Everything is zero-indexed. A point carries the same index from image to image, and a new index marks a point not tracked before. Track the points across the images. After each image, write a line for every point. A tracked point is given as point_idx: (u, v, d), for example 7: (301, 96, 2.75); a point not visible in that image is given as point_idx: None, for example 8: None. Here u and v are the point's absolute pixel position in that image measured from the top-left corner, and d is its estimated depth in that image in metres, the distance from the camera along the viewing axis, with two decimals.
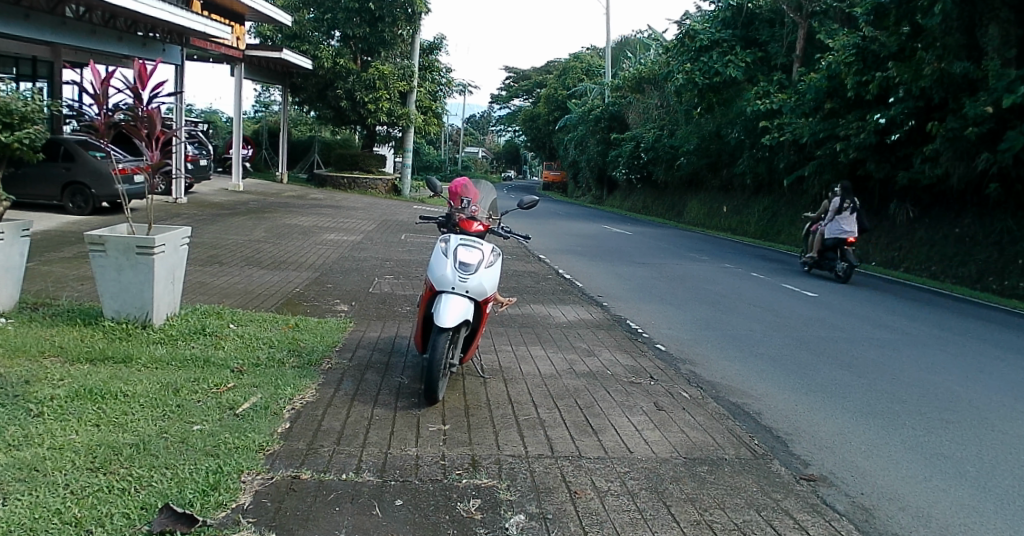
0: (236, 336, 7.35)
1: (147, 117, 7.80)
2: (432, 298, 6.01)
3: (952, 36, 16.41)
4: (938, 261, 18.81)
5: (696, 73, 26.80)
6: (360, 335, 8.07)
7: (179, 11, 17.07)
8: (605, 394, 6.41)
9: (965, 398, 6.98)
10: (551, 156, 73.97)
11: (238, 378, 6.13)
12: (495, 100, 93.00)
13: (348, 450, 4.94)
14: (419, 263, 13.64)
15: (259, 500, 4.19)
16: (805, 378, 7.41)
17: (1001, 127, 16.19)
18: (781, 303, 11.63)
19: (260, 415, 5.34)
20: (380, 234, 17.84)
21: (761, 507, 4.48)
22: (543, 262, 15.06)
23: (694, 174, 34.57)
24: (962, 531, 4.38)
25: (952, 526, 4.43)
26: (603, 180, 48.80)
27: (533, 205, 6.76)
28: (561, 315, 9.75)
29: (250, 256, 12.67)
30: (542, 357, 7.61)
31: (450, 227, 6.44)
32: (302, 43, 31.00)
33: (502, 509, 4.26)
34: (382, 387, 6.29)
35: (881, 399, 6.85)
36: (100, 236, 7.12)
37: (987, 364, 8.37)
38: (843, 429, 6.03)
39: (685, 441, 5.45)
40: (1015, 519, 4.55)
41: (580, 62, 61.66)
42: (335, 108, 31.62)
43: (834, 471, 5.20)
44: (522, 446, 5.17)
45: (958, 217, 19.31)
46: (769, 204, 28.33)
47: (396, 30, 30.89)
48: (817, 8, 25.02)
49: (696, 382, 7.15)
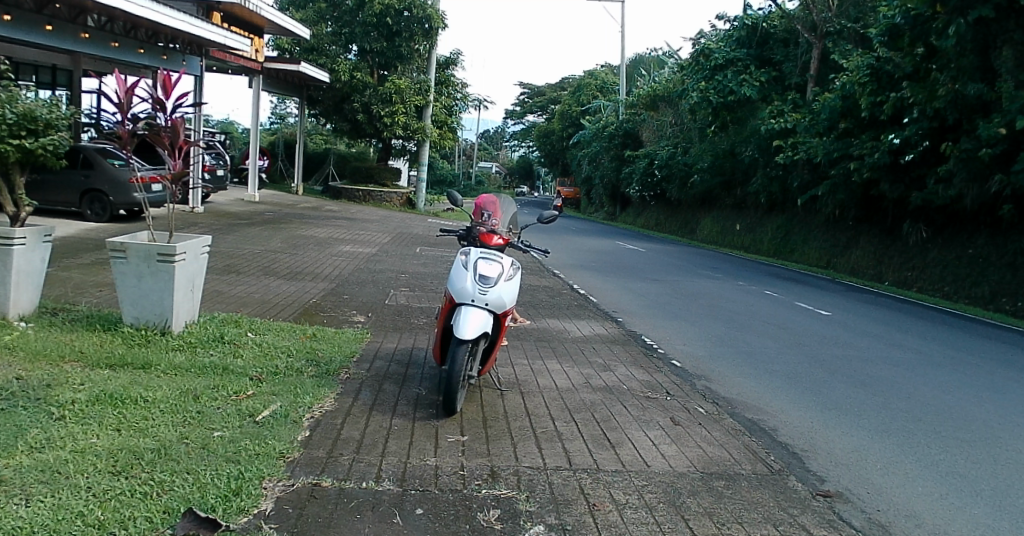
0: (254, 345, 7.41)
1: (171, 126, 7.90)
2: (452, 310, 6.04)
3: (967, 57, 16.32)
4: (950, 282, 18.82)
5: (711, 91, 27.12)
6: (378, 346, 8.12)
7: (201, 23, 17.22)
8: (622, 409, 6.43)
9: (979, 417, 6.97)
10: (565, 173, 74.08)
11: (257, 386, 6.18)
12: (509, 115, 93.35)
13: (368, 459, 4.97)
14: (434, 275, 13.72)
15: (281, 506, 4.24)
16: (822, 397, 7.39)
17: (1013, 148, 16.20)
18: (794, 320, 11.62)
19: (279, 423, 5.39)
20: (395, 246, 17.90)
21: (779, 522, 4.50)
22: (556, 277, 15.13)
23: (708, 192, 34.52)
24: None
25: None
26: (617, 196, 48.85)
27: (554, 219, 6.77)
28: (577, 330, 9.78)
29: (267, 266, 12.76)
30: (559, 370, 7.62)
31: (471, 239, 6.50)
32: (319, 56, 31.29)
33: (521, 519, 4.29)
34: (400, 398, 6.32)
35: (897, 417, 6.84)
36: (121, 243, 7.18)
37: (1003, 384, 8.35)
38: (859, 447, 6.03)
39: (702, 456, 5.47)
40: None
41: (595, 79, 61.83)
42: (351, 121, 31.99)
43: (849, 487, 5.22)
44: (540, 458, 5.20)
45: (972, 238, 19.32)
46: (782, 223, 28.35)
47: (413, 45, 31.15)
48: (832, 28, 25.09)
49: (712, 397, 7.17)
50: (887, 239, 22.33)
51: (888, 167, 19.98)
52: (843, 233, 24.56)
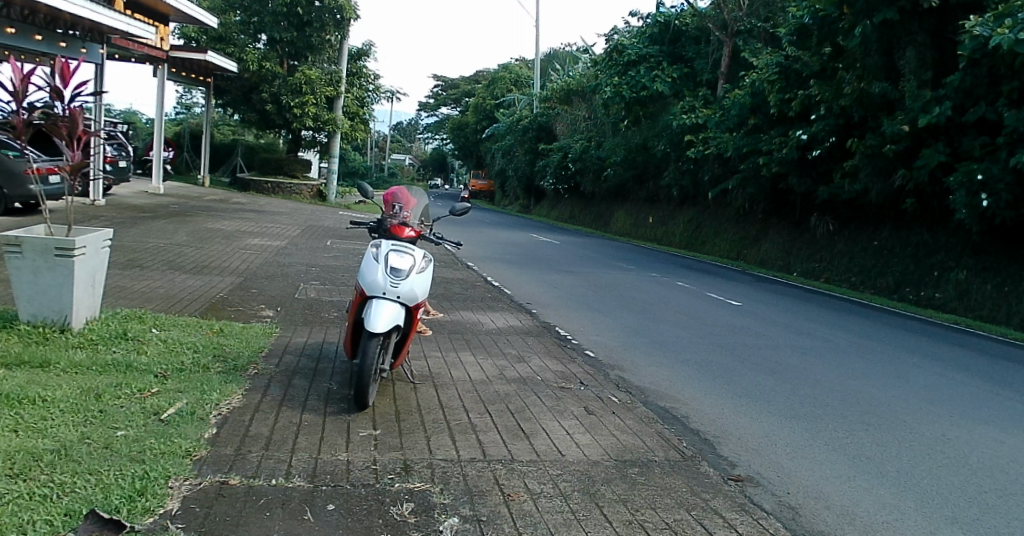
0: (159, 341, 7.17)
1: (68, 116, 7.51)
2: (363, 303, 5.97)
3: (872, 57, 17.16)
4: (857, 273, 19.72)
5: (625, 87, 27.67)
6: (287, 340, 7.97)
7: (102, 9, 16.48)
8: (537, 400, 6.48)
9: (880, 401, 7.33)
10: (479, 166, 74.12)
11: (162, 384, 5.98)
12: (424, 108, 92.82)
13: (277, 456, 4.88)
14: (346, 268, 13.53)
15: (188, 506, 4.12)
16: (733, 384, 7.63)
17: (917, 145, 16.71)
18: (705, 311, 11.94)
19: (185, 421, 5.23)
20: (306, 239, 17.59)
21: (691, 507, 4.63)
22: (471, 270, 15.12)
23: (621, 186, 35.07)
24: (884, 528, 4.60)
25: (876, 525, 4.64)
26: (531, 189, 49.04)
27: (467, 212, 6.74)
28: (491, 322, 9.82)
29: (172, 260, 12.36)
30: (472, 362, 7.64)
31: (382, 232, 6.42)
32: (227, 44, 30.43)
33: (435, 512, 4.29)
34: (310, 393, 6.22)
35: (805, 403, 7.12)
36: (16, 237, 6.84)
37: (902, 370, 8.80)
38: (768, 432, 6.25)
39: (616, 444, 5.58)
40: (934, 516, 4.82)
41: (509, 73, 62.28)
42: (260, 111, 31.18)
43: (760, 471, 5.41)
44: (454, 450, 5.20)
45: (876, 231, 20.19)
46: (693, 216, 29.10)
47: (324, 35, 30.60)
48: (742, 27, 25.78)
49: (626, 386, 7.30)
50: (797, 232, 23.22)
51: (796, 162, 20.77)
52: (752, 226, 25.41)
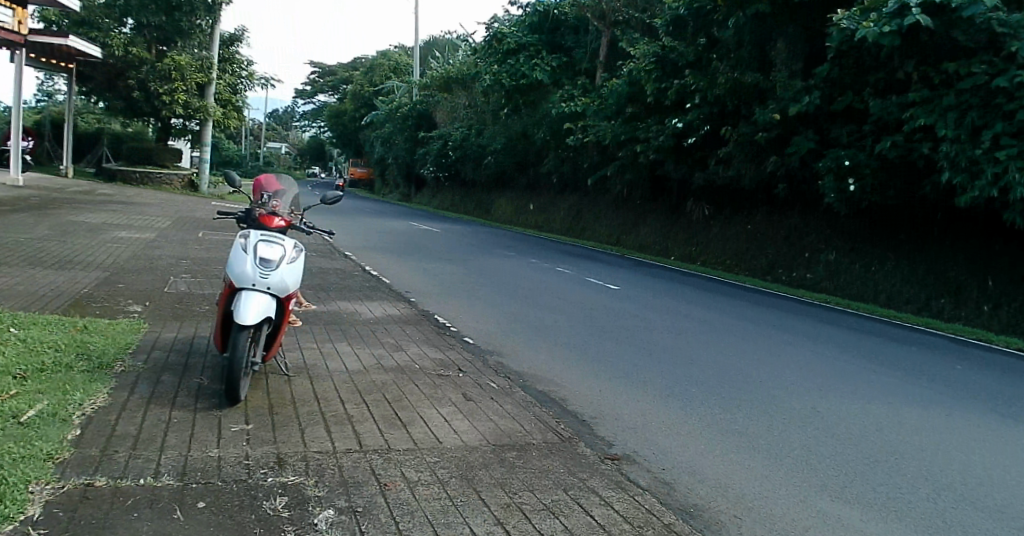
0: (18, 340, 6.85)
1: None
2: (232, 295, 5.86)
3: (745, 48, 18.33)
4: (731, 257, 20.62)
5: (503, 75, 28.38)
6: (157, 336, 7.76)
7: None
8: (415, 388, 6.52)
9: (750, 377, 7.71)
10: (358, 154, 73.10)
11: (20, 385, 5.72)
12: (300, 94, 90.76)
13: (145, 455, 4.75)
14: (220, 261, 13.18)
15: (50, 511, 3.97)
16: (611, 366, 7.86)
17: (788, 133, 17.59)
18: (588, 295, 12.22)
19: (46, 423, 5.03)
20: (177, 231, 17.02)
21: (568, 487, 4.75)
22: (348, 260, 14.95)
23: (501, 174, 35.51)
24: (754, 498, 4.84)
25: (746, 495, 4.88)
26: (411, 177, 48.73)
27: (338, 199, 6.65)
28: (369, 311, 9.78)
29: (30, 256, 11.75)
30: (349, 352, 7.62)
31: (250, 223, 6.24)
32: (91, 29, 29.11)
33: (309, 505, 4.26)
34: (180, 389, 6.08)
35: (678, 381, 7.41)
36: None
37: (774, 346, 9.26)
38: (644, 411, 6.48)
39: (494, 428, 5.67)
40: (799, 482, 5.12)
41: (388, 60, 61.84)
42: (125, 98, 30.34)
43: (636, 449, 5.60)
44: (329, 441, 5.19)
45: (749, 215, 21.04)
46: (573, 204, 29.56)
47: (194, 19, 29.37)
48: (620, 18, 25.86)
49: (504, 372, 7.41)
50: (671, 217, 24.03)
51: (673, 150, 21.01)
52: (630, 212, 26.09)
